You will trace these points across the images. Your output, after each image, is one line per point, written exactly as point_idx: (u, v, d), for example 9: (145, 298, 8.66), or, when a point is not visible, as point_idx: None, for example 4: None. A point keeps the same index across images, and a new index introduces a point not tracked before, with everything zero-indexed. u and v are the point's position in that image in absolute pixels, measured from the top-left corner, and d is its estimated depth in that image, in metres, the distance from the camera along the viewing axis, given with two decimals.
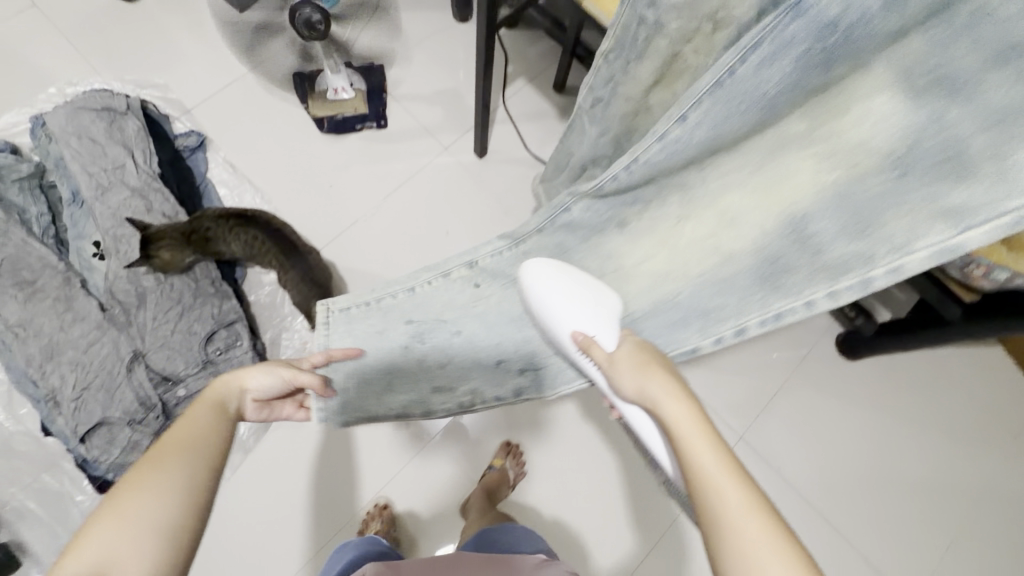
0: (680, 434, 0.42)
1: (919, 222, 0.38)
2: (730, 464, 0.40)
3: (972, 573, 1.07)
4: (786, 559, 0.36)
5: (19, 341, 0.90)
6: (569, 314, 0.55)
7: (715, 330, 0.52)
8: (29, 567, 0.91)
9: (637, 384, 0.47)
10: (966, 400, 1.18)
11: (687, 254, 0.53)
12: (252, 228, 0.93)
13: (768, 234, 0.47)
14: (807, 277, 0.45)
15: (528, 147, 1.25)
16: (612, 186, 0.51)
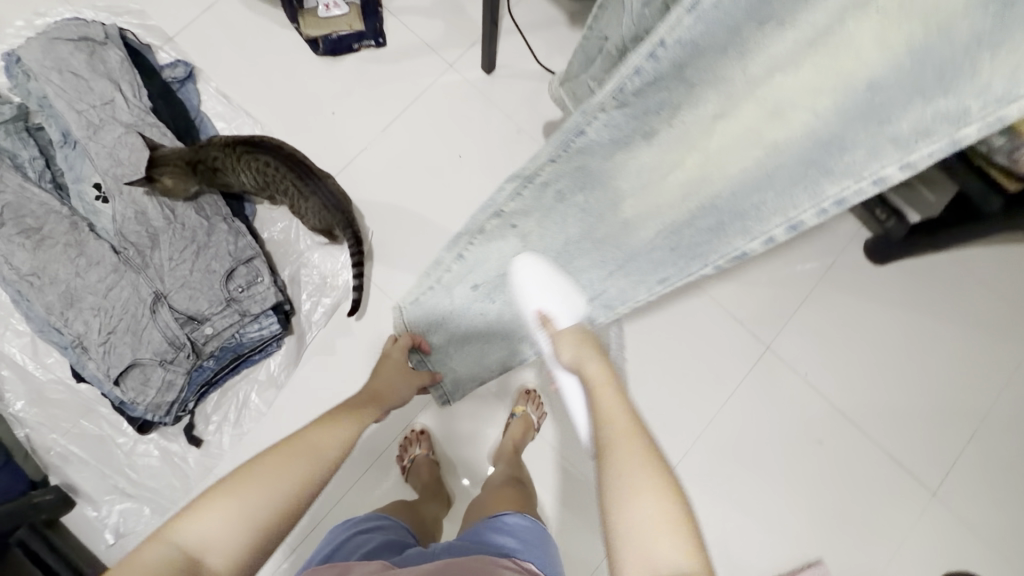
0: (597, 390, 0.60)
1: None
2: (626, 410, 0.57)
3: (993, 461, 1.12)
4: (640, 464, 0.51)
5: (35, 289, 0.88)
6: (536, 298, 0.70)
7: (765, 229, 0.50)
8: (83, 506, 0.94)
9: (575, 356, 0.66)
10: (993, 298, 1.17)
11: (719, 155, 0.47)
12: (261, 154, 0.88)
13: (828, 116, 0.40)
14: (869, 155, 0.40)
15: (539, 59, 1.17)
16: (635, 84, 0.42)
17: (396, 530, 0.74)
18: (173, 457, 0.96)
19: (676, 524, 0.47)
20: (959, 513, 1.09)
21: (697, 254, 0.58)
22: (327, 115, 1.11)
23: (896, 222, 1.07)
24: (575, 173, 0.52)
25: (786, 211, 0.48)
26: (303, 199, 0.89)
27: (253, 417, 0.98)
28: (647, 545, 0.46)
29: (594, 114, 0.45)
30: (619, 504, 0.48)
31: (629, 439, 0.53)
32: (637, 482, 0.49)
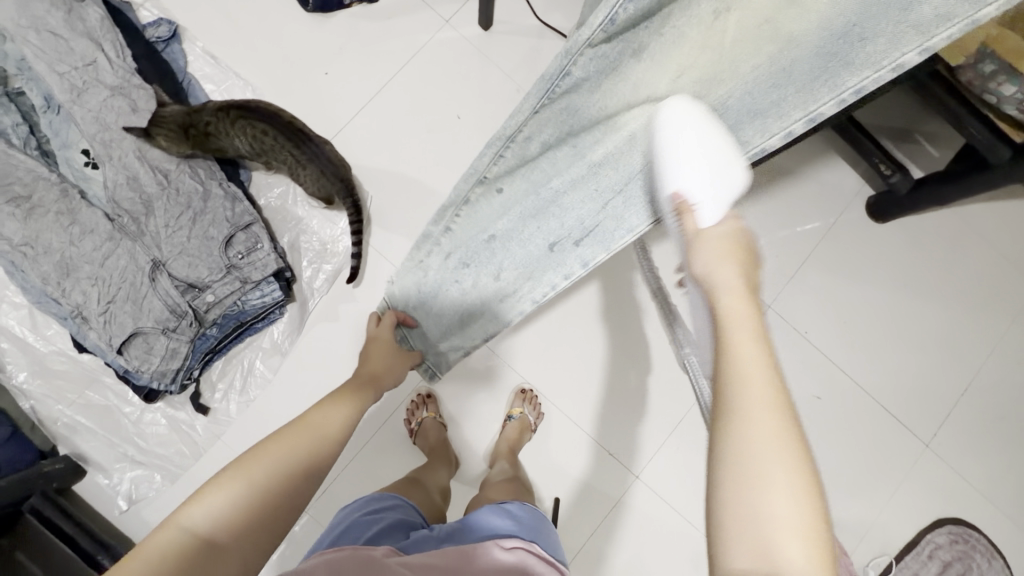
0: (738, 339, 0.48)
1: None
2: (765, 353, 0.48)
3: (985, 413, 1.15)
4: (769, 407, 0.44)
5: (30, 260, 0.85)
6: (687, 174, 0.59)
7: (808, 110, 0.52)
8: (94, 474, 0.94)
9: (711, 269, 0.56)
10: (991, 253, 1.18)
11: (735, 55, 0.47)
12: (254, 119, 0.86)
13: (840, 6, 0.42)
14: (890, 42, 0.43)
15: (538, 14, 1.13)
16: (628, 12, 0.39)
17: (405, 509, 0.71)
18: (181, 425, 0.97)
19: (807, 524, 0.40)
20: (950, 463, 1.13)
21: (717, 150, 0.59)
22: (320, 75, 1.07)
23: (899, 176, 1.06)
24: (559, 117, 0.49)
25: (806, 106, 0.51)
26: (302, 167, 0.88)
27: (259, 384, 0.99)
28: (760, 514, 0.41)
29: (580, 53, 0.42)
30: (742, 486, 0.42)
31: (769, 410, 0.44)
32: (766, 465, 0.42)
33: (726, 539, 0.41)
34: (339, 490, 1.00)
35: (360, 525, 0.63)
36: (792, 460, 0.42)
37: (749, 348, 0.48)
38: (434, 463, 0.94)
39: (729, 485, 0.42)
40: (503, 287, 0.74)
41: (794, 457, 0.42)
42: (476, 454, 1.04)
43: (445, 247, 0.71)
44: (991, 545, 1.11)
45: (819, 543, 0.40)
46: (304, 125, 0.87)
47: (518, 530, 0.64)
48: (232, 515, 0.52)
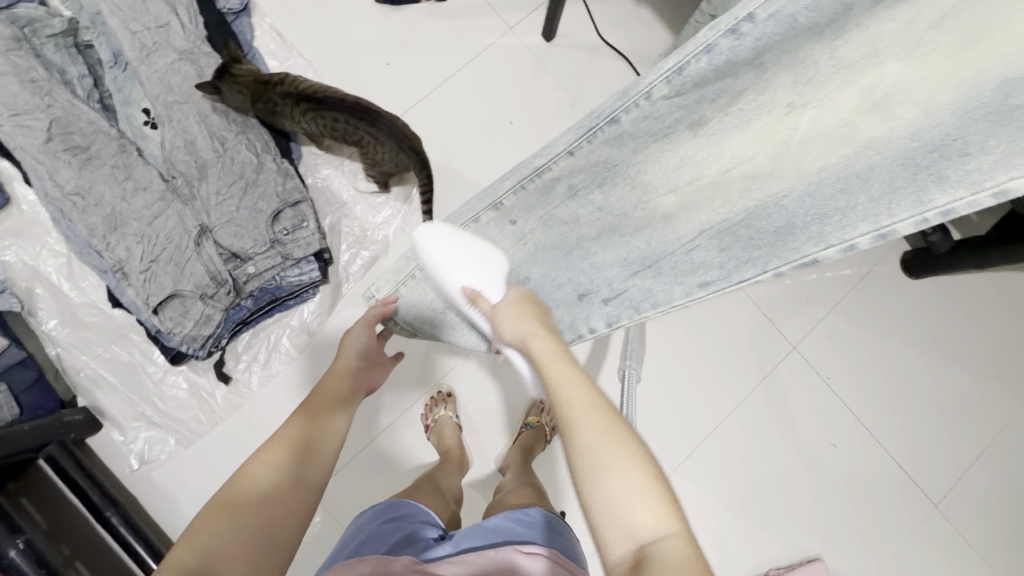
0: (548, 363, 0.48)
1: (997, 161, 0.35)
2: (580, 377, 0.46)
3: (996, 481, 1.14)
4: (598, 427, 0.43)
5: (79, 210, 0.86)
6: (459, 270, 0.59)
7: (847, 235, 0.44)
8: (109, 430, 0.94)
9: (519, 330, 0.52)
10: (1017, 319, 1.18)
11: (799, 153, 0.44)
12: (327, 110, 0.89)
13: (935, 114, 0.37)
14: (1000, 160, 0.35)
15: (600, 31, 1.15)
16: (699, 63, 0.45)
17: (423, 515, 0.70)
18: (202, 391, 0.97)
19: (651, 491, 0.41)
20: (957, 527, 1.12)
21: (752, 259, 0.51)
22: (381, 65, 1.09)
23: (940, 236, 1.05)
24: (595, 167, 0.56)
25: (878, 218, 0.42)
26: (377, 144, 0.90)
27: (284, 360, 0.99)
28: (625, 516, 0.41)
29: (636, 101, 0.49)
30: (590, 484, 0.42)
31: (595, 422, 0.44)
32: (601, 459, 0.42)
33: (600, 530, 0.42)
34: (341, 481, 1.00)
35: (380, 534, 0.62)
36: (623, 441, 0.43)
37: (551, 365, 0.48)
38: (446, 465, 0.94)
39: (584, 485, 0.43)
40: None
41: (619, 438, 0.43)
42: (487, 458, 1.04)
43: None
44: None
45: (671, 501, 0.42)
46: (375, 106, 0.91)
47: (536, 535, 0.64)
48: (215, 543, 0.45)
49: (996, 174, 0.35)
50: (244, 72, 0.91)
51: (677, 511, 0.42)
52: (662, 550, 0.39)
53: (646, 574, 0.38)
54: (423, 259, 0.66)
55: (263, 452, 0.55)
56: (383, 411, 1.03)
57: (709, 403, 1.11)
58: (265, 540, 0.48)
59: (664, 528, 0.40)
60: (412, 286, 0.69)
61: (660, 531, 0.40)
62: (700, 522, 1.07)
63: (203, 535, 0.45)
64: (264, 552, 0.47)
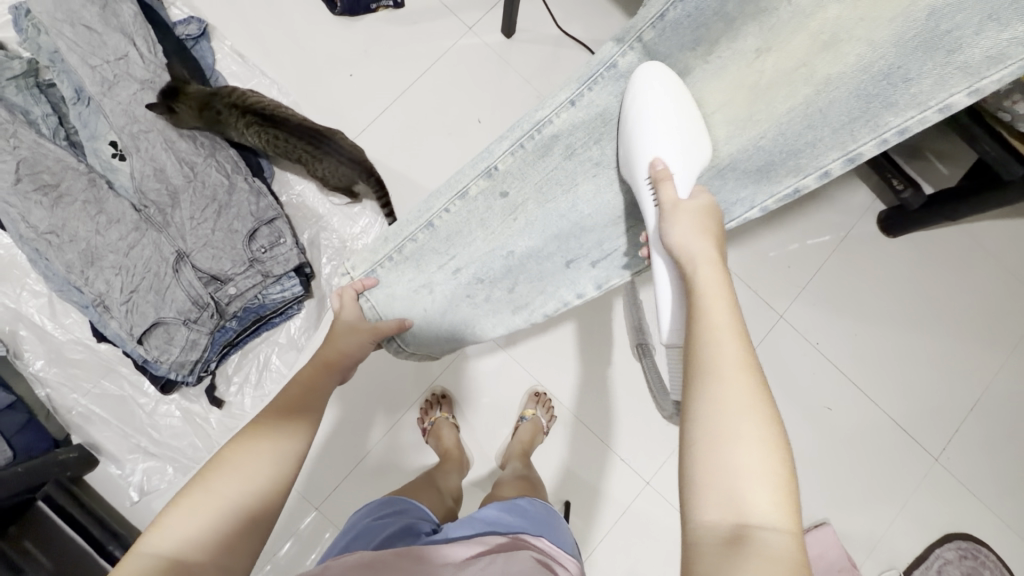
0: (706, 298, 0.47)
1: (944, 79, 0.50)
2: (738, 329, 0.45)
3: (991, 429, 1.15)
4: (746, 384, 0.42)
5: (55, 248, 0.86)
6: (659, 141, 0.56)
7: (821, 164, 0.58)
8: (107, 464, 0.94)
9: (687, 246, 0.51)
10: (995, 266, 1.19)
11: (770, 91, 0.58)
12: (271, 127, 0.91)
13: (879, 47, 0.51)
14: (937, 83, 0.50)
15: (559, 23, 1.16)
16: (677, 11, 0.54)
17: (416, 513, 0.70)
18: (196, 417, 0.97)
19: (775, 471, 0.39)
20: (959, 478, 1.13)
21: (743, 197, 0.63)
22: (345, 76, 1.09)
23: (912, 192, 1.06)
24: (591, 123, 0.61)
25: (846, 146, 0.56)
26: (318, 162, 0.92)
27: (275, 379, 0.99)
28: (735, 488, 0.38)
29: (631, 45, 0.56)
30: (714, 440, 0.40)
31: (737, 370, 0.42)
32: (736, 421, 0.40)
33: (692, 492, 0.40)
34: (346, 492, 1.00)
35: (372, 531, 0.63)
36: (758, 405, 0.41)
37: (712, 296, 0.47)
38: (446, 465, 0.94)
39: (701, 443, 0.41)
40: (516, 300, 0.74)
41: (760, 399, 0.41)
42: (487, 456, 1.04)
43: (455, 263, 0.70)
44: (1000, 561, 1.11)
45: (788, 492, 0.39)
46: (320, 128, 0.93)
47: (527, 526, 0.64)
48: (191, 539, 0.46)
49: (945, 90, 0.50)
50: (195, 89, 0.92)
51: (793, 510, 0.39)
52: (772, 541, 0.36)
53: (744, 553, 0.36)
54: (408, 238, 0.68)
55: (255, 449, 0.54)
56: (382, 421, 1.03)
57: None
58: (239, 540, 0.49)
59: (774, 517, 0.37)
60: (392, 266, 0.70)
61: (775, 523, 0.37)
62: None
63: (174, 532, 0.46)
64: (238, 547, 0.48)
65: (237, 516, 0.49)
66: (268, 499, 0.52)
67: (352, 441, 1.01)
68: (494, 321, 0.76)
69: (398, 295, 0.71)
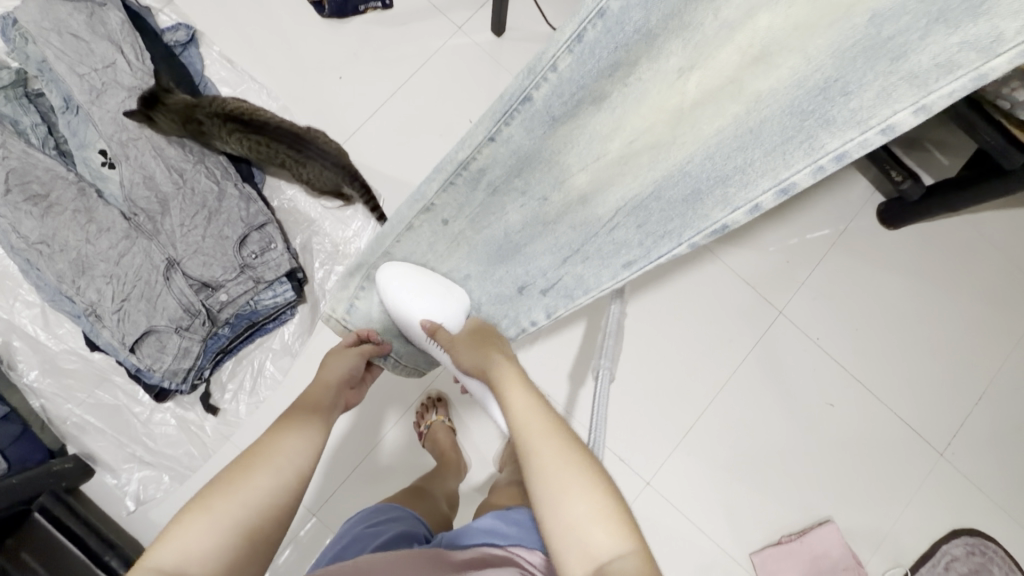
0: (512, 401, 0.56)
1: (888, 93, 0.40)
2: (538, 406, 0.55)
3: (997, 422, 1.14)
4: (557, 449, 0.50)
5: (45, 258, 0.86)
6: (421, 303, 0.68)
7: (751, 195, 0.49)
8: (102, 474, 0.94)
9: (481, 364, 0.63)
10: (998, 255, 1.18)
11: (696, 113, 0.49)
12: (253, 133, 0.90)
13: (816, 59, 0.42)
14: (879, 98, 0.40)
15: (549, 21, 1.15)
16: (596, 29, 0.45)
17: (409, 520, 0.69)
18: (191, 425, 0.97)
19: (607, 512, 0.46)
20: (965, 474, 1.11)
21: (669, 231, 0.56)
22: (335, 79, 1.09)
23: (911, 184, 1.04)
24: (513, 162, 0.56)
25: (778, 173, 0.47)
26: (302, 167, 0.93)
27: (269, 385, 0.99)
28: (581, 536, 0.45)
29: (543, 76, 0.48)
30: (549, 504, 0.47)
31: (547, 441, 0.51)
32: (563, 479, 0.48)
33: (560, 556, 0.45)
34: (343, 498, 0.99)
35: (364, 540, 0.62)
36: (578, 461, 0.49)
37: (513, 399, 0.56)
38: (443, 470, 0.94)
39: (544, 511, 0.47)
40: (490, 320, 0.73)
41: (576, 459, 0.49)
42: (485, 458, 1.03)
43: None
44: (1009, 557, 1.09)
45: (625, 522, 0.46)
46: (302, 129, 0.93)
47: (521, 535, 0.63)
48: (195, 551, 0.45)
49: (888, 108, 0.40)
50: (174, 99, 0.90)
51: (635, 534, 0.45)
52: (620, 567, 0.42)
53: None
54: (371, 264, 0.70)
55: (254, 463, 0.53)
56: (378, 424, 1.02)
57: (703, 377, 1.10)
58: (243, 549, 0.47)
59: (620, 547, 0.44)
60: (366, 294, 0.73)
61: (620, 550, 0.44)
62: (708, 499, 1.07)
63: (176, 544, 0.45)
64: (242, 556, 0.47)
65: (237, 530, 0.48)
66: (268, 515, 0.50)
67: (350, 447, 1.00)
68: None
69: (374, 315, 0.75)
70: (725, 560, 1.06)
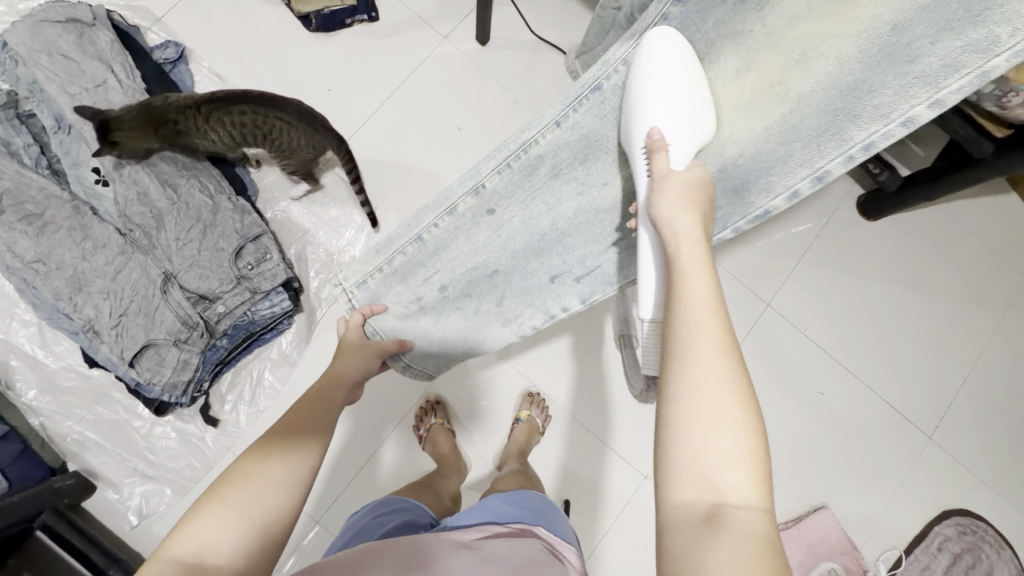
0: (686, 270, 0.48)
1: (905, 91, 0.53)
2: (716, 304, 0.46)
3: (982, 403, 1.17)
4: (720, 361, 0.42)
5: (42, 276, 0.86)
6: (652, 108, 0.57)
7: (792, 182, 0.62)
8: (104, 490, 0.94)
9: (674, 216, 0.52)
10: (975, 241, 1.21)
11: (748, 110, 0.61)
12: (233, 105, 0.88)
13: (846, 63, 0.54)
14: (899, 94, 0.53)
15: (532, 28, 1.17)
16: (662, 31, 0.59)
17: (415, 511, 0.71)
18: (192, 438, 0.97)
19: (751, 453, 0.39)
20: (953, 454, 1.14)
21: (719, 217, 0.67)
22: (324, 91, 1.10)
23: (888, 174, 1.08)
24: (575, 144, 0.65)
25: (814, 162, 0.60)
26: (289, 128, 0.90)
27: (269, 395, 1.00)
28: (713, 470, 0.39)
29: (614, 69, 0.61)
30: (686, 423, 0.41)
31: (712, 348, 0.43)
32: (714, 399, 0.41)
33: (670, 476, 0.40)
34: (345, 503, 0.99)
35: (371, 531, 0.64)
36: (734, 389, 0.41)
37: (689, 278, 0.48)
38: (445, 470, 0.95)
39: (674, 427, 0.41)
40: (504, 313, 0.76)
41: (734, 382, 0.42)
42: (484, 458, 1.05)
43: (441, 278, 0.72)
44: (999, 535, 1.12)
45: (762, 475, 0.39)
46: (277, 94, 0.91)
47: (527, 516, 0.65)
48: (214, 543, 0.46)
49: (901, 104, 0.54)
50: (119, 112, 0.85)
51: (768, 492, 0.39)
52: (746, 518, 0.37)
53: (720, 533, 0.36)
54: (397, 252, 0.70)
55: (266, 461, 0.54)
56: (378, 429, 1.03)
57: None
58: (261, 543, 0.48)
59: (750, 499, 0.38)
60: (382, 278, 0.72)
61: (750, 503, 0.38)
62: None
63: (192, 535, 0.46)
64: (259, 549, 0.48)
65: (253, 525, 0.49)
66: (284, 509, 0.51)
67: (350, 453, 1.01)
68: (484, 333, 0.78)
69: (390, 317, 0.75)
70: None
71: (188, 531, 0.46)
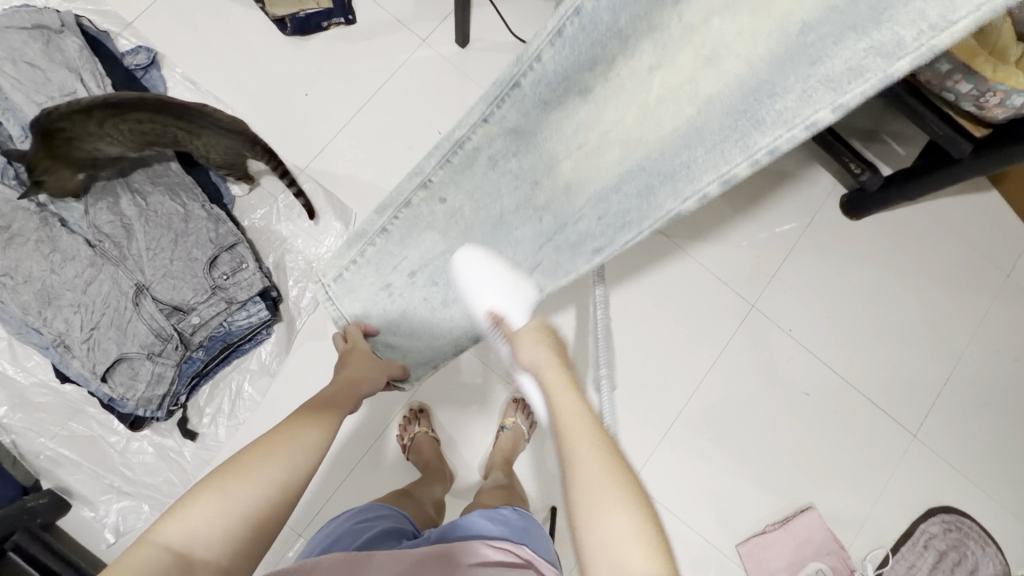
0: (558, 397, 0.56)
1: (808, 94, 0.39)
2: (588, 418, 0.53)
3: (965, 400, 1.17)
4: (601, 458, 0.49)
5: (9, 290, 0.84)
6: (487, 294, 0.67)
7: (696, 187, 0.48)
8: (80, 508, 0.92)
9: (536, 359, 0.60)
10: (956, 237, 1.22)
11: (650, 110, 0.48)
12: (127, 112, 0.80)
13: (756, 65, 0.41)
14: (802, 98, 0.40)
15: (512, 30, 1.16)
16: (575, 26, 0.45)
17: (396, 518, 0.70)
18: (169, 452, 0.95)
19: (641, 531, 0.45)
20: (938, 451, 1.15)
21: (628, 222, 0.55)
22: (301, 96, 1.09)
23: (869, 174, 1.07)
24: (509, 137, 0.55)
25: (719, 169, 0.46)
26: (195, 137, 0.86)
27: (248, 407, 0.98)
28: (614, 556, 0.45)
29: (529, 65, 0.49)
30: (589, 520, 0.47)
31: (591, 449, 0.50)
32: (602, 497, 0.47)
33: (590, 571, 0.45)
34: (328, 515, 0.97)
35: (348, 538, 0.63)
36: (617, 479, 0.48)
37: (561, 402, 0.55)
38: (429, 479, 0.94)
39: (579, 525, 0.47)
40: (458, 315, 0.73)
41: (618, 477, 0.48)
42: (470, 466, 1.03)
43: (408, 264, 0.72)
44: (984, 531, 1.13)
45: (659, 547, 0.45)
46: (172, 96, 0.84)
47: (507, 533, 0.64)
48: (202, 532, 0.45)
49: (805, 115, 0.40)
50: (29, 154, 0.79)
51: (666, 558, 0.45)
52: None
53: None
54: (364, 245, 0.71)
55: (266, 451, 0.53)
56: (362, 440, 1.01)
57: (684, 373, 1.12)
58: (252, 541, 0.48)
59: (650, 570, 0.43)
60: (357, 268, 0.74)
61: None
62: (693, 493, 1.08)
63: (185, 522, 0.45)
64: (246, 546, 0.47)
65: (243, 520, 0.48)
66: (273, 507, 0.50)
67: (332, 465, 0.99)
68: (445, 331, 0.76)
69: (372, 301, 0.77)
70: (712, 552, 1.07)
71: (179, 514, 0.45)
